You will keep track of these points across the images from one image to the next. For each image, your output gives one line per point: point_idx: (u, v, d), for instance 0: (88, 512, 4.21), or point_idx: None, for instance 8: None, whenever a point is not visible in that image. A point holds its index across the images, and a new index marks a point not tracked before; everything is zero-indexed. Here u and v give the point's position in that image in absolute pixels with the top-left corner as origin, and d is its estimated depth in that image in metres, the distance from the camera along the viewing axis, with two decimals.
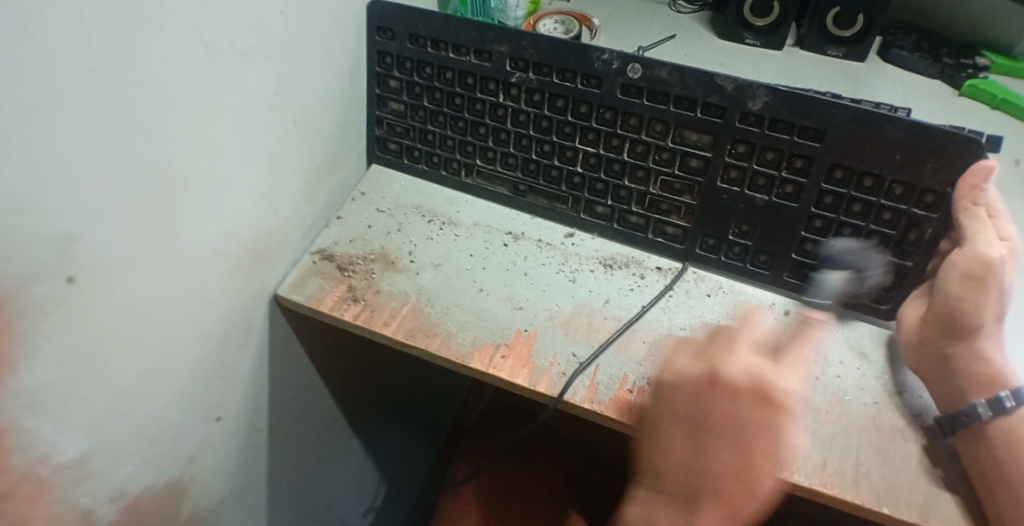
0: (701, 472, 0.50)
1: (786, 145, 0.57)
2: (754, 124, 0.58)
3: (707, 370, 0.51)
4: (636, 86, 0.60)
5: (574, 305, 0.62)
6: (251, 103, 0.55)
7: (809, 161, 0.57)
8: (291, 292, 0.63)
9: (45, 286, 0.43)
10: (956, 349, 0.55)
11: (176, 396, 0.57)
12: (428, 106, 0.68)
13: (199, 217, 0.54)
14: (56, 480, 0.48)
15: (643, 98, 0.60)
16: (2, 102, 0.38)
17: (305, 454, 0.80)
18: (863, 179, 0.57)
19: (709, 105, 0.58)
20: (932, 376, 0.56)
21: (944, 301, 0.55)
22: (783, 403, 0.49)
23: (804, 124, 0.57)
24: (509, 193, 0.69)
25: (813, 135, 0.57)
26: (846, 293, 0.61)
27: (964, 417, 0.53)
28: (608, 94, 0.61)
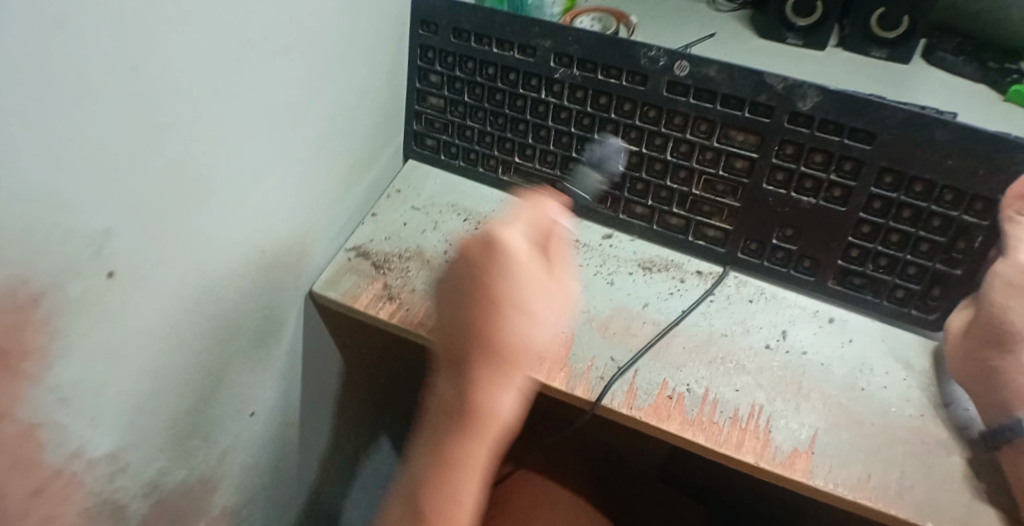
0: (455, 336, 0.51)
1: (835, 147, 0.56)
2: (803, 125, 0.57)
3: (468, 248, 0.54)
4: (682, 84, 0.59)
5: (612, 307, 0.61)
6: (287, 96, 0.55)
7: (858, 164, 0.56)
8: (326, 288, 0.63)
9: (85, 281, 0.43)
10: (998, 360, 0.52)
11: (210, 391, 0.57)
12: (468, 101, 0.67)
13: (236, 211, 0.53)
14: (89, 474, 0.48)
15: (688, 97, 0.59)
16: (47, 96, 0.38)
17: (331, 451, 0.80)
18: (913, 184, 0.55)
19: (757, 104, 0.57)
20: (976, 387, 0.54)
21: (988, 310, 0.53)
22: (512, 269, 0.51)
23: (855, 126, 0.55)
24: None
25: (864, 137, 0.55)
26: (891, 302, 0.60)
27: (1005, 431, 0.51)
28: (653, 92, 0.60)
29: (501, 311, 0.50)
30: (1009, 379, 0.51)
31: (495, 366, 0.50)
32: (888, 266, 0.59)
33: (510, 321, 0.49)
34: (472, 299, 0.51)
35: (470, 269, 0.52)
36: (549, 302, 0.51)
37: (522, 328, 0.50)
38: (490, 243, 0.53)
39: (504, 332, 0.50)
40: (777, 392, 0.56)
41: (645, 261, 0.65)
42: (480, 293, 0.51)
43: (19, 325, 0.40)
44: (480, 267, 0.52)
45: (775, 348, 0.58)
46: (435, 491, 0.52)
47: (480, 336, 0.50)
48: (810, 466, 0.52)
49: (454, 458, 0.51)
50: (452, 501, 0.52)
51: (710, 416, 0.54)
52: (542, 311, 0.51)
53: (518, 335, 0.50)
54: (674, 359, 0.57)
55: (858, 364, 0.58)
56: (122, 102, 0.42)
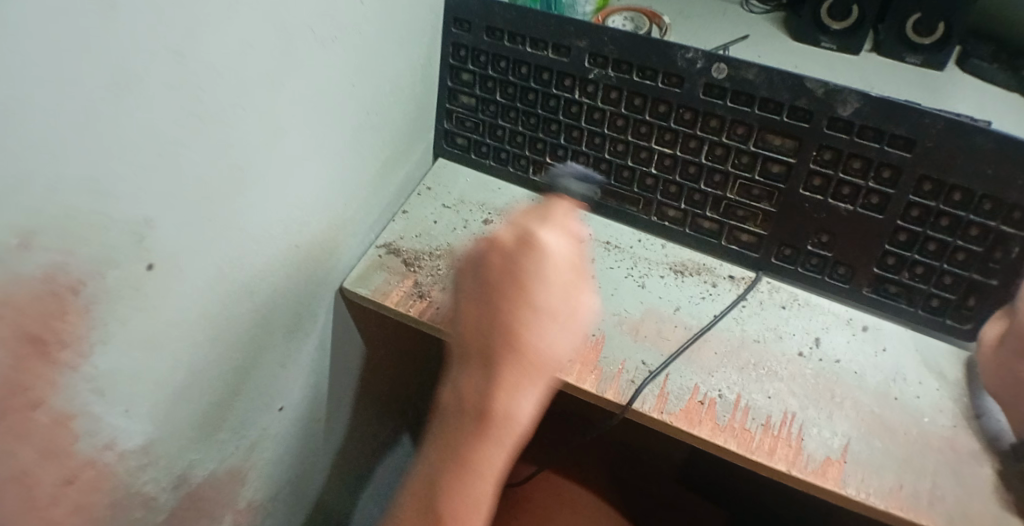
0: (488, 335, 0.48)
1: (875, 154, 0.56)
2: (843, 130, 0.56)
3: (528, 234, 0.51)
4: (719, 87, 0.59)
5: (643, 311, 0.61)
6: (325, 92, 0.55)
7: (897, 171, 0.56)
8: (356, 285, 0.63)
9: (123, 272, 0.43)
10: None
11: (241, 385, 0.57)
12: (500, 100, 0.67)
13: (270, 203, 0.53)
14: (121, 465, 0.48)
15: (726, 100, 0.59)
16: (87, 86, 0.38)
17: (354, 446, 0.80)
18: (952, 192, 0.55)
19: (796, 108, 0.57)
20: (1010, 399, 0.52)
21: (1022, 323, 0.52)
22: (543, 273, 0.49)
23: (895, 132, 0.55)
24: None
25: (903, 144, 0.55)
26: (927, 311, 0.59)
27: None
28: (689, 94, 0.60)
29: (523, 312, 0.48)
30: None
31: (542, 320, 0.48)
32: (923, 275, 0.58)
33: (527, 311, 0.48)
34: (518, 292, 0.48)
35: (501, 266, 0.50)
36: (568, 280, 0.50)
37: (549, 328, 0.48)
38: (520, 243, 0.51)
39: (554, 301, 0.49)
40: (811, 400, 0.55)
41: (676, 263, 0.64)
42: (526, 293, 0.48)
43: (58, 314, 0.40)
44: (521, 265, 0.49)
45: (808, 356, 0.58)
46: (449, 491, 0.47)
47: (534, 324, 0.48)
48: (842, 474, 0.51)
49: (470, 463, 0.47)
50: (472, 510, 0.47)
51: (742, 422, 0.54)
52: (563, 282, 0.50)
53: (563, 300, 0.49)
54: (706, 364, 0.57)
55: (892, 373, 0.58)
56: (168, 90, 0.42)
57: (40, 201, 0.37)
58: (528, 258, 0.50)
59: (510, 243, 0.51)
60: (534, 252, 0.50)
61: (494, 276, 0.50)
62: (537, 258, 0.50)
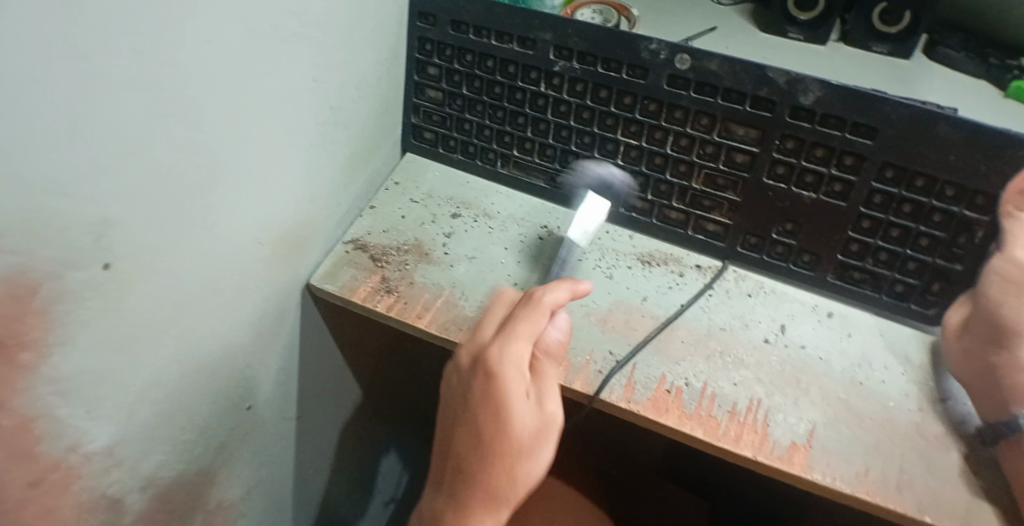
0: (451, 459, 0.47)
1: (837, 142, 0.56)
2: (805, 119, 0.56)
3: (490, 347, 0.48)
4: (683, 78, 0.59)
5: (612, 302, 0.61)
6: (290, 91, 0.54)
7: (859, 159, 0.56)
8: (324, 281, 0.63)
9: (84, 273, 0.43)
10: (999, 357, 0.51)
11: (209, 385, 0.57)
12: (467, 94, 0.67)
13: (237, 205, 0.53)
14: (87, 468, 0.48)
15: (690, 91, 0.59)
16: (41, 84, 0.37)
17: (330, 445, 0.80)
18: (914, 179, 0.55)
19: (758, 98, 0.57)
20: (976, 386, 0.53)
21: (987, 306, 0.52)
22: (504, 392, 0.46)
23: (856, 120, 0.55)
24: (545, 185, 0.68)
25: (865, 133, 0.55)
26: (890, 296, 0.60)
27: (1006, 428, 0.50)
28: (654, 85, 0.60)
29: (483, 440, 0.46)
30: (1010, 378, 0.50)
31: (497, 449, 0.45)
32: (888, 262, 0.58)
33: (490, 439, 0.45)
34: (472, 422, 0.46)
35: (459, 393, 0.48)
36: (521, 395, 0.47)
37: (504, 457, 0.46)
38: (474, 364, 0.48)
39: (508, 425, 0.46)
40: (777, 387, 0.55)
41: (642, 254, 0.65)
42: (482, 427, 0.46)
43: (17, 314, 0.40)
44: (473, 390, 0.47)
45: (774, 343, 0.58)
46: None
47: (492, 458, 0.45)
48: (809, 460, 0.51)
49: None
50: None
51: (709, 410, 0.54)
52: (520, 400, 0.46)
53: (515, 425, 0.46)
54: (674, 353, 0.57)
55: (858, 358, 0.58)
56: (126, 90, 0.42)
57: None
58: (481, 383, 0.47)
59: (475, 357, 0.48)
60: (492, 370, 0.47)
61: (458, 396, 0.48)
62: (488, 383, 0.47)
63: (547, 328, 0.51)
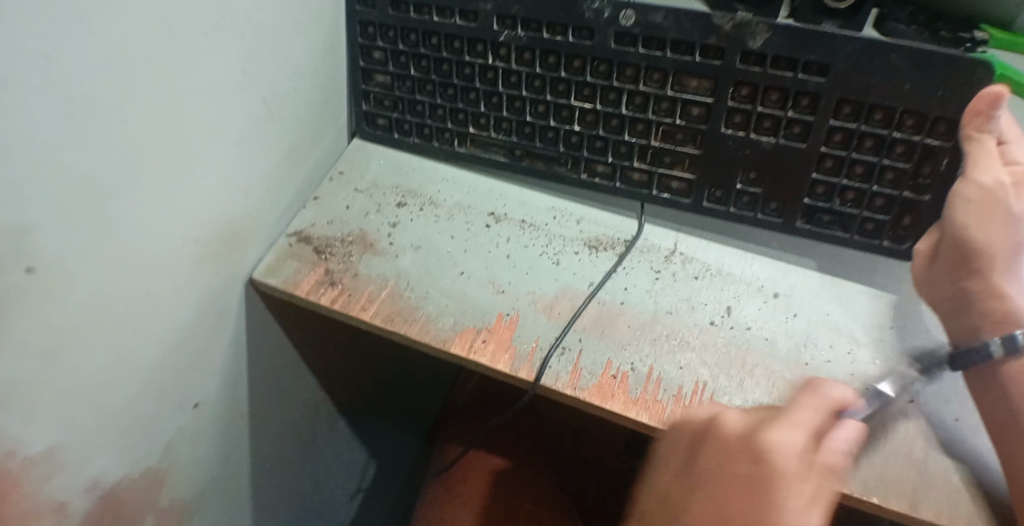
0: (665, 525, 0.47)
1: (790, 84, 0.57)
2: (756, 64, 0.57)
3: (745, 430, 0.46)
4: (630, 35, 0.59)
5: (558, 288, 0.60)
6: (218, 83, 0.53)
7: (814, 99, 0.57)
8: (266, 276, 0.62)
9: (5, 278, 0.42)
10: (973, 283, 0.53)
11: (151, 385, 0.56)
12: (414, 75, 0.66)
13: (164, 200, 0.51)
14: (26, 474, 0.47)
15: (638, 47, 0.59)
16: None
17: (289, 438, 0.79)
18: (872, 113, 0.56)
19: (707, 47, 0.57)
20: (947, 311, 0.55)
21: (956, 231, 0.54)
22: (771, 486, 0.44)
23: (808, 59, 0.56)
24: (505, 158, 0.67)
25: (818, 70, 0.56)
26: (860, 236, 0.60)
27: (976, 355, 0.52)
28: (601, 45, 0.60)
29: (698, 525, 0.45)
30: (982, 303, 0.53)
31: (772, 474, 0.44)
32: (855, 200, 0.59)
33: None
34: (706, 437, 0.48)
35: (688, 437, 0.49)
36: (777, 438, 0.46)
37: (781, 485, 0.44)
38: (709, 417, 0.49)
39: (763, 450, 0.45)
40: (722, 369, 0.55)
41: (589, 239, 0.64)
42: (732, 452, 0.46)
43: None
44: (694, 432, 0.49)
45: (720, 324, 0.58)
46: None
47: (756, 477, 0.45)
48: None
49: None
50: None
51: (655, 395, 0.54)
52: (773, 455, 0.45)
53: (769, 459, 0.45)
54: (619, 338, 0.57)
55: (802, 337, 0.58)
56: (36, 88, 0.40)
57: None
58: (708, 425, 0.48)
59: (722, 433, 0.47)
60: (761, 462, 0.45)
61: (697, 452, 0.48)
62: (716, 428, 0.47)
63: (833, 432, 0.47)
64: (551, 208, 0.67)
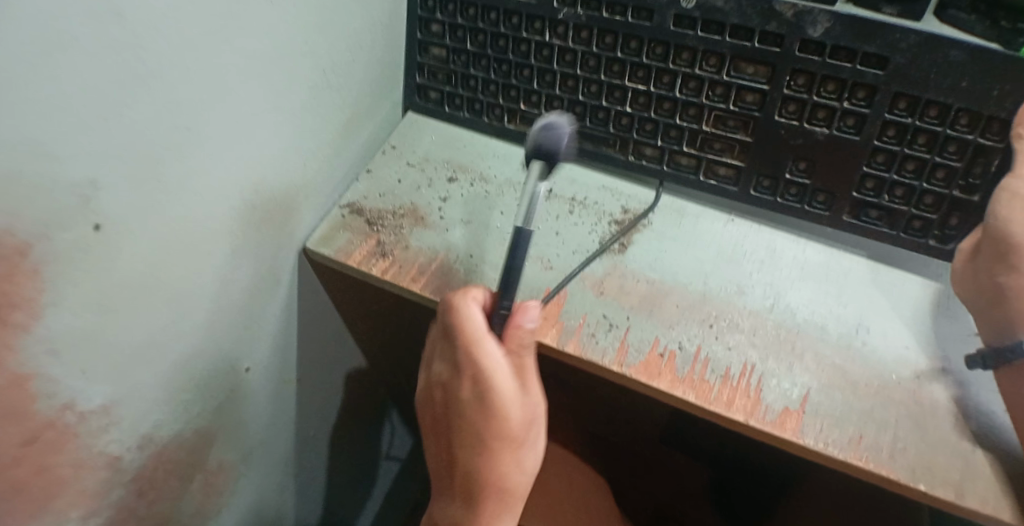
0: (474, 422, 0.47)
1: (848, 74, 0.56)
2: (814, 53, 0.56)
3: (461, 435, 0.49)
4: (689, 18, 0.58)
5: (606, 266, 0.60)
6: (277, 48, 0.53)
7: (871, 91, 0.56)
8: (319, 245, 0.63)
9: (71, 234, 0.43)
10: (1012, 279, 0.51)
11: (205, 347, 0.57)
12: (471, 49, 0.67)
13: (224, 162, 0.52)
14: (82, 425, 0.48)
15: (696, 30, 0.58)
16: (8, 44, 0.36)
17: (333, 409, 0.81)
18: (928, 109, 0.55)
19: (766, 33, 0.57)
20: (982, 305, 0.54)
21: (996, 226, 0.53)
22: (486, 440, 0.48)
23: (867, 50, 0.55)
24: None
25: (876, 62, 0.55)
26: (908, 234, 0.60)
27: (1009, 353, 0.50)
28: (659, 27, 0.59)
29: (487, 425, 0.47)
30: (1017, 299, 0.51)
31: (506, 502, 0.49)
32: (904, 196, 0.59)
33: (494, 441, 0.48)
34: (465, 468, 0.48)
35: (453, 394, 0.49)
36: (527, 443, 0.48)
37: (510, 508, 0.49)
38: (481, 385, 0.47)
39: (503, 478, 0.48)
40: (771, 352, 0.55)
41: (638, 218, 0.64)
42: (472, 487, 0.48)
43: (6, 276, 0.40)
44: (460, 393, 0.48)
45: (770, 310, 0.58)
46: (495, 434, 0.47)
47: (475, 497, 0.49)
48: (801, 425, 0.51)
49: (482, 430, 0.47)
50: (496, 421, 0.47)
51: (702, 374, 0.54)
52: (522, 439, 0.48)
53: (510, 475, 0.48)
54: (666, 318, 0.57)
55: (857, 325, 0.57)
56: (104, 52, 0.41)
57: None
58: (474, 392, 0.47)
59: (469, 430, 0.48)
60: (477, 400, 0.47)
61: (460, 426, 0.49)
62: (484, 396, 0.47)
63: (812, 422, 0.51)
64: (602, 186, 0.67)
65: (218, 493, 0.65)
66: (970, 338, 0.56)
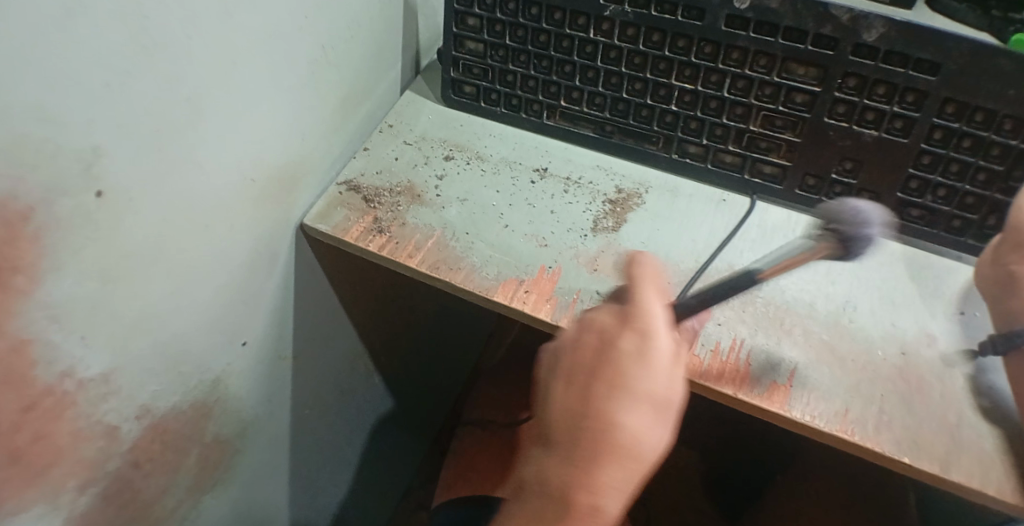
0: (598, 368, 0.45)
1: (899, 79, 0.56)
2: (867, 56, 0.56)
3: (588, 387, 0.45)
4: (742, 18, 0.58)
5: (600, 244, 0.61)
6: (278, 22, 0.54)
7: (921, 95, 0.56)
8: (316, 221, 0.63)
9: (73, 201, 0.43)
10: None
11: (203, 320, 0.58)
12: (511, 44, 0.67)
13: (224, 136, 0.53)
14: (81, 394, 0.49)
15: (748, 30, 0.59)
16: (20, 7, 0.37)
17: (327, 387, 0.81)
18: (976, 114, 0.55)
19: (820, 36, 0.57)
20: (996, 296, 0.55)
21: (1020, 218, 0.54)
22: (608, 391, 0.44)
23: (919, 56, 0.55)
24: (595, 132, 0.68)
25: (928, 67, 0.55)
26: (948, 231, 0.61)
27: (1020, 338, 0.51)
28: (710, 26, 0.59)
29: (618, 375, 0.44)
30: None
31: (619, 472, 0.43)
32: (946, 197, 0.59)
33: (623, 396, 0.44)
34: (581, 422, 0.44)
35: (606, 341, 0.46)
36: (653, 411, 0.44)
37: (614, 487, 0.43)
38: (645, 336, 0.46)
39: (628, 440, 0.43)
40: (761, 328, 0.56)
41: (631, 197, 0.65)
42: (575, 442, 0.44)
43: (9, 241, 0.41)
44: (604, 343, 0.46)
45: (760, 287, 0.59)
46: (607, 389, 0.44)
47: (585, 460, 0.43)
48: (789, 398, 0.52)
49: (615, 383, 0.44)
50: (619, 381, 0.44)
51: (692, 349, 0.55)
52: (652, 399, 0.44)
53: (636, 441, 0.43)
54: None
55: (842, 301, 0.58)
56: (110, 19, 0.41)
57: None
58: (634, 342, 0.45)
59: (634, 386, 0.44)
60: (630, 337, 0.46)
61: (591, 378, 0.45)
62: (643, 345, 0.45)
63: (811, 404, 0.52)
64: (596, 166, 0.68)
65: (213, 466, 0.66)
66: (962, 316, 0.57)
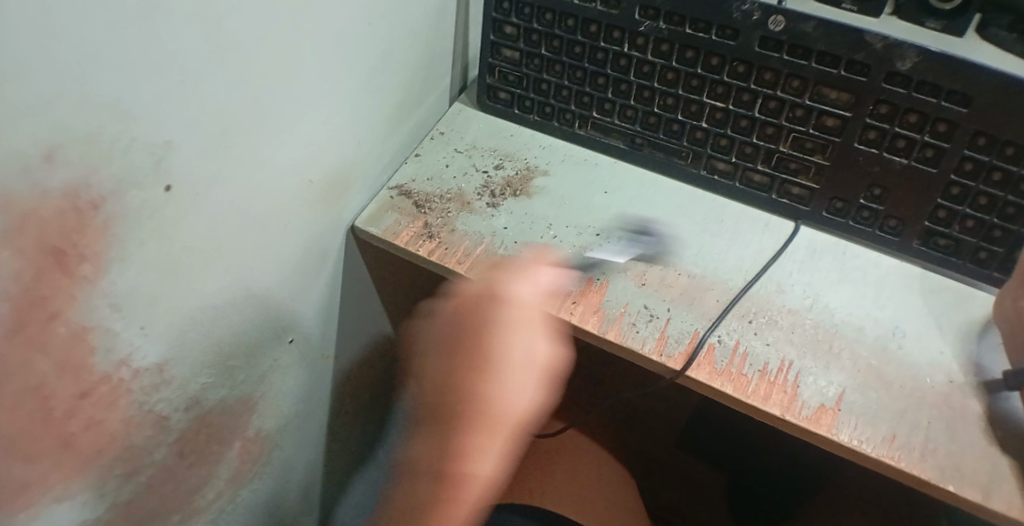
0: (462, 341, 0.51)
1: (930, 109, 0.56)
2: (900, 85, 0.56)
3: (454, 362, 0.50)
4: (775, 40, 0.58)
5: (647, 258, 0.62)
6: (337, 29, 0.55)
7: (952, 126, 0.56)
8: (368, 225, 0.65)
9: (143, 194, 0.44)
10: None
11: (254, 316, 0.59)
12: (546, 55, 0.67)
13: (285, 136, 0.54)
14: (136, 382, 0.50)
15: (782, 52, 0.59)
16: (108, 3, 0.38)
17: (363, 387, 0.82)
18: (1006, 148, 0.55)
19: (853, 62, 0.57)
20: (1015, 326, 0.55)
21: None
22: (489, 366, 0.49)
23: (952, 88, 0.55)
24: (624, 146, 0.69)
25: (959, 100, 0.55)
26: (974, 264, 0.60)
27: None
28: (743, 46, 0.60)
29: (483, 343, 0.50)
30: None
31: (486, 437, 0.47)
32: (973, 229, 0.59)
33: (491, 365, 0.49)
34: (456, 393, 0.49)
35: (479, 323, 0.52)
36: (519, 378, 0.49)
37: (487, 452, 0.47)
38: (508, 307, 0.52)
39: (491, 404, 0.48)
40: (810, 350, 0.56)
41: (680, 213, 0.66)
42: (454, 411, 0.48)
43: (82, 230, 0.41)
44: (482, 318, 0.52)
45: (809, 308, 0.59)
46: (462, 360, 0.50)
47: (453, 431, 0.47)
48: (836, 422, 0.52)
49: (472, 350, 0.50)
50: (477, 350, 0.50)
51: (740, 368, 0.55)
52: (517, 370, 0.50)
53: (498, 406, 0.48)
54: (706, 312, 0.58)
55: (890, 326, 0.58)
56: (188, 19, 0.42)
57: (68, 113, 0.38)
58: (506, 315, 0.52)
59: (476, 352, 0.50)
60: (499, 306, 0.52)
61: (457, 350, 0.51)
62: (504, 315, 0.52)
63: (858, 428, 0.52)
64: (643, 181, 0.68)
65: (253, 460, 0.67)
66: (988, 345, 0.57)
